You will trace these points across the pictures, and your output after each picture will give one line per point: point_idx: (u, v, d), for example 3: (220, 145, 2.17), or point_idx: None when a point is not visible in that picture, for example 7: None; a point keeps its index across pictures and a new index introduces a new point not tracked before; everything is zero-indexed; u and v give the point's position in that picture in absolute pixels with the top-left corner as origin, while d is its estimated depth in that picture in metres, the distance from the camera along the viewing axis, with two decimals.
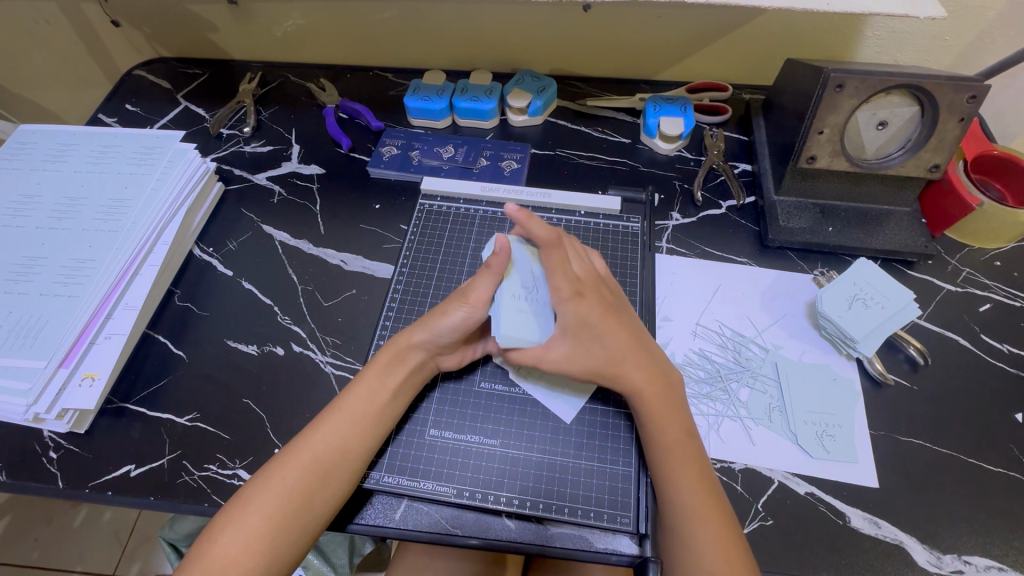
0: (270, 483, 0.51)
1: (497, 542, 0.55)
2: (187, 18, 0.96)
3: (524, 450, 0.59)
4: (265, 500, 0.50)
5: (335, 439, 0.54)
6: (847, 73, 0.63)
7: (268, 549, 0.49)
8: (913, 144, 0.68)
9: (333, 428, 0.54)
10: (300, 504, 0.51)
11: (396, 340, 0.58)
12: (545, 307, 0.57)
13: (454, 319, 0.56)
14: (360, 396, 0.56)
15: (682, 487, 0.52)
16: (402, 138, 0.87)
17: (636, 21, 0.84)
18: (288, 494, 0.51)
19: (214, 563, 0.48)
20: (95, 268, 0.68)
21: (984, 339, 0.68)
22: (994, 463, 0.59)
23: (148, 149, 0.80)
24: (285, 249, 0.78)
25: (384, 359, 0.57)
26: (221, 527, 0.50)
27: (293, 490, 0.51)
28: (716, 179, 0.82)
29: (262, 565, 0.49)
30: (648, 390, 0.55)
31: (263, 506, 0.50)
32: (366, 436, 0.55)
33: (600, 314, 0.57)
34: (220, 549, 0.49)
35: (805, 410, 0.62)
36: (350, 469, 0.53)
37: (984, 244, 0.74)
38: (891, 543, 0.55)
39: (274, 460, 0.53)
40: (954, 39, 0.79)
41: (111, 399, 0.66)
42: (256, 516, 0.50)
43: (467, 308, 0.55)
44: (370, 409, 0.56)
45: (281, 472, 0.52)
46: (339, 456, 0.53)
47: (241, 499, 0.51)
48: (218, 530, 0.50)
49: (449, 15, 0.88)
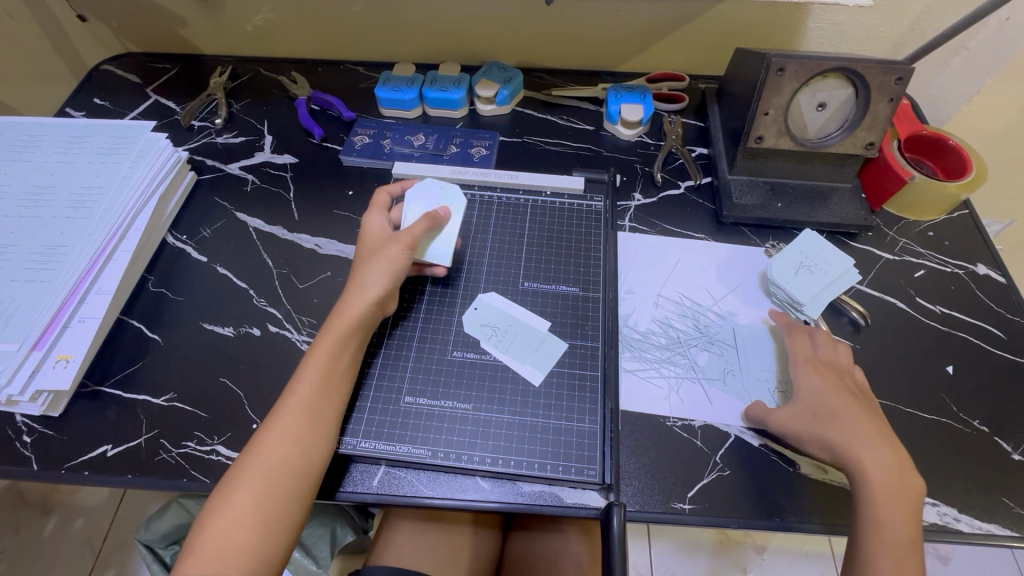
0: (253, 461, 0.53)
1: (473, 502, 0.58)
2: (155, 13, 0.96)
3: (496, 413, 0.62)
4: (251, 476, 0.52)
5: (305, 407, 0.55)
6: (787, 57, 0.68)
7: (260, 523, 0.50)
8: (849, 123, 0.73)
9: (304, 400, 0.55)
10: (284, 475, 0.52)
11: (342, 309, 0.61)
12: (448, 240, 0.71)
13: (387, 264, 0.62)
14: (321, 366, 0.57)
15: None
16: (374, 128, 0.89)
17: (596, 14, 0.89)
18: (270, 467, 0.52)
19: (215, 544, 0.49)
20: (67, 255, 0.69)
21: (919, 302, 0.73)
22: (927, 411, 0.65)
23: (118, 139, 0.80)
24: (259, 235, 0.79)
25: (333, 322, 0.60)
26: (211, 513, 0.51)
27: (275, 462, 0.52)
28: (675, 162, 0.87)
29: (262, 538, 0.50)
30: (897, 497, 0.53)
31: (250, 482, 0.51)
32: (334, 401, 0.57)
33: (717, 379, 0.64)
34: (214, 533, 0.50)
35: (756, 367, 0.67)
36: (326, 431, 0.56)
37: (918, 217, 0.81)
38: (838, 486, 0.60)
39: (254, 440, 0.55)
40: (886, 29, 0.86)
41: (86, 382, 0.66)
42: (245, 494, 0.51)
43: (403, 247, 0.63)
44: (334, 375, 0.58)
45: (261, 449, 0.53)
46: (307, 422, 0.55)
47: (227, 483, 0.52)
48: (210, 513, 0.51)
49: (417, 9, 0.91)
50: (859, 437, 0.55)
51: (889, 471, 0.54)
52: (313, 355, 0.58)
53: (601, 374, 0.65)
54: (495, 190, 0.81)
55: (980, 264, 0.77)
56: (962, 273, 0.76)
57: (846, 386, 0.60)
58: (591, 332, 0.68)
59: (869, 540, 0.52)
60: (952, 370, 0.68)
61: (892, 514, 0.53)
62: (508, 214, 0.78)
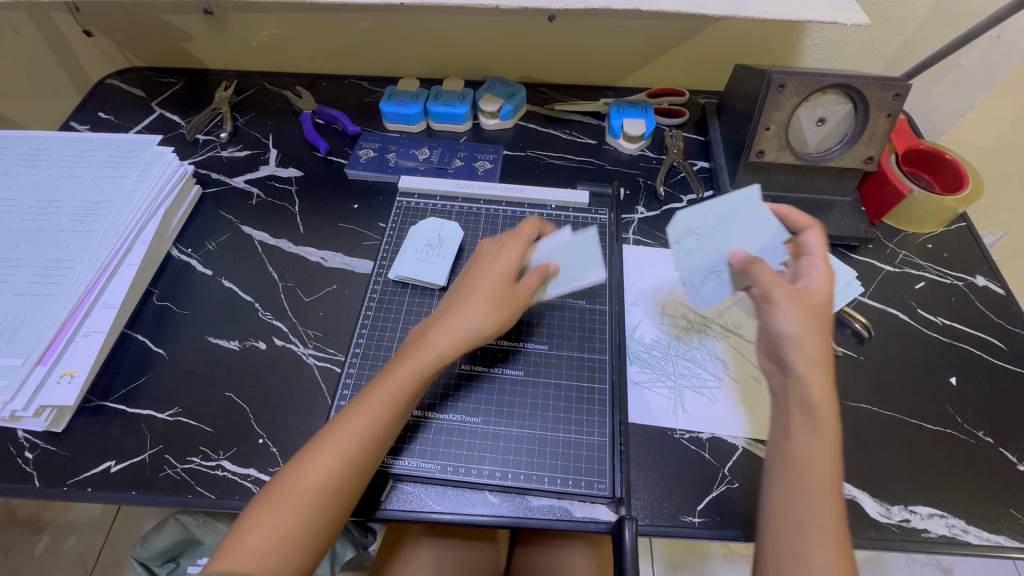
0: (285, 485, 0.50)
1: (482, 516, 0.58)
2: (161, 28, 0.97)
3: (505, 426, 0.62)
4: (285, 502, 0.49)
5: (356, 437, 0.52)
6: (787, 74, 0.69)
7: (295, 548, 0.48)
8: (848, 138, 0.74)
9: (360, 421, 0.53)
10: (326, 500, 0.50)
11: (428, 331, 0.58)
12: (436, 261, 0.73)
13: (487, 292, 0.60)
14: (378, 400, 0.54)
15: (819, 509, 0.49)
16: (378, 142, 0.90)
17: (598, 31, 0.91)
18: (326, 481, 0.50)
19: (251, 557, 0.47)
20: (72, 268, 0.69)
21: (920, 313, 0.74)
22: (932, 423, 0.65)
23: (125, 153, 0.81)
24: (264, 249, 0.79)
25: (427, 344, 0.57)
26: (252, 525, 0.48)
27: (314, 484, 0.50)
28: (677, 175, 0.88)
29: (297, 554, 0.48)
30: (822, 409, 0.53)
31: (282, 509, 0.49)
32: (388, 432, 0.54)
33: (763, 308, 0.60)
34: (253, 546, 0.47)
35: (717, 240, 0.66)
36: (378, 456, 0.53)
37: (917, 229, 0.82)
38: (845, 498, 0.60)
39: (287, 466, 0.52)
40: (881, 47, 0.88)
41: (89, 397, 0.66)
42: (273, 517, 0.48)
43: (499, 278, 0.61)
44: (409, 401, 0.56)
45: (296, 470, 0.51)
46: (358, 452, 0.52)
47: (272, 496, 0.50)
48: (237, 535, 0.48)
49: (421, 25, 0.92)
50: (815, 355, 0.55)
51: (825, 378, 0.54)
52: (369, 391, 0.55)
53: (609, 387, 0.65)
54: (500, 203, 0.82)
55: (978, 275, 0.78)
56: (961, 285, 0.77)
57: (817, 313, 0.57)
58: (598, 345, 0.68)
59: (799, 454, 0.52)
60: (955, 381, 0.68)
61: (824, 421, 0.53)
62: (514, 227, 0.79)
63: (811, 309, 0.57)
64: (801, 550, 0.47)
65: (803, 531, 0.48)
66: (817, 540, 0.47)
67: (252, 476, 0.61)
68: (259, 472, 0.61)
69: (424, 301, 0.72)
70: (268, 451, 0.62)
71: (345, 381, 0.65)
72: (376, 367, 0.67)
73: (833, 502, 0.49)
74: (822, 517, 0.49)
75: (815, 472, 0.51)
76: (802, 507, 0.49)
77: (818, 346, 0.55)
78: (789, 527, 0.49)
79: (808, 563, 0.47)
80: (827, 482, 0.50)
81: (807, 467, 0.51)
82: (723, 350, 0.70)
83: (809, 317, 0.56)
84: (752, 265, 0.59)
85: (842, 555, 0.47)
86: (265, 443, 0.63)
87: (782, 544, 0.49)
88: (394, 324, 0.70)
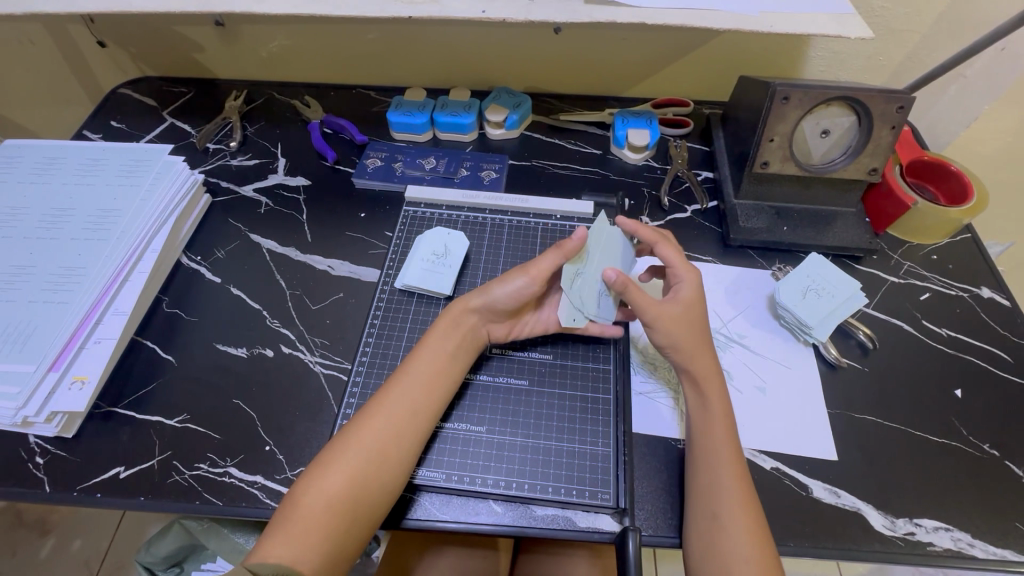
0: (322, 470, 0.54)
1: (486, 525, 0.58)
2: (173, 39, 0.99)
3: (509, 435, 0.62)
4: (322, 490, 0.52)
5: (387, 425, 0.56)
6: (791, 86, 0.70)
7: (337, 531, 0.52)
8: (852, 149, 0.75)
9: (380, 420, 0.56)
10: (362, 487, 0.53)
11: (453, 308, 0.64)
12: (441, 270, 0.74)
13: (514, 286, 0.63)
14: (402, 390, 0.58)
15: (723, 472, 0.55)
16: (386, 151, 0.91)
17: (604, 43, 0.92)
18: (350, 480, 0.53)
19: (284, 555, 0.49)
20: (84, 276, 0.70)
21: (925, 325, 0.74)
22: (937, 435, 0.65)
23: (137, 162, 0.82)
24: (272, 256, 0.80)
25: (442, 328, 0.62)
26: (282, 527, 0.51)
27: (348, 470, 0.53)
28: (681, 185, 0.88)
29: (329, 550, 0.51)
30: (710, 384, 0.60)
31: (320, 496, 0.52)
32: (419, 420, 0.58)
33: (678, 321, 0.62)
34: (283, 545, 0.50)
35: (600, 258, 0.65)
36: (412, 441, 0.57)
37: (922, 240, 0.82)
38: (849, 510, 0.60)
39: (320, 457, 0.55)
40: (885, 59, 0.89)
41: (99, 403, 0.66)
42: (315, 504, 0.52)
43: (528, 278, 0.63)
44: (425, 403, 0.58)
45: (329, 459, 0.54)
46: (393, 441, 0.56)
47: (297, 494, 0.53)
48: (271, 535, 0.51)
49: (428, 36, 0.93)
50: (694, 346, 0.61)
51: (708, 359, 0.61)
52: (393, 382, 0.59)
53: (613, 397, 0.65)
54: (505, 213, 0.83)
55: (984, 287, 0.78)
56: (966, 296, 0.77)
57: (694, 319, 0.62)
58: (603, 355, 0.68)
59: (698, 436, 0.58)
60: (960, 393, 0.68)
61: (712, 395, 0.59)
62: (519, 237, 0.80)
63: (680, 316, 0.61)
64: (715, 511, 0.53)
65: (715, 496, 0.54)
66: (725, 501, 0.54)
67: (259, 483, 0.61)
68: (266, 479, 0.61)
69: (429, 310, 0.72)
70: (274, 458, 0.63)
71: (351, 389, 0.66)
72: (382, 375, 0.67)
73: (734, 465, 0.56)
74: (725, 479, 0.55)
75: (715, 452, 0.57)
76: (710, 472, 0.56)
77: (695, 335, 0.62)
78: (705, 494, 0.55)
79: (721, 521, 0.53)
80: (726, 448, 0.57)
81: (709, 448, 0.57)
82: (641, 358, 0.69)
83: (682, 322, 0.61)
84: (627, 289, 0.60)
85: (748, 511, 0.53)
86: (272, 451, 0.63)
87: (700, 518, 0.54)
88: (400, 332, 0.70)
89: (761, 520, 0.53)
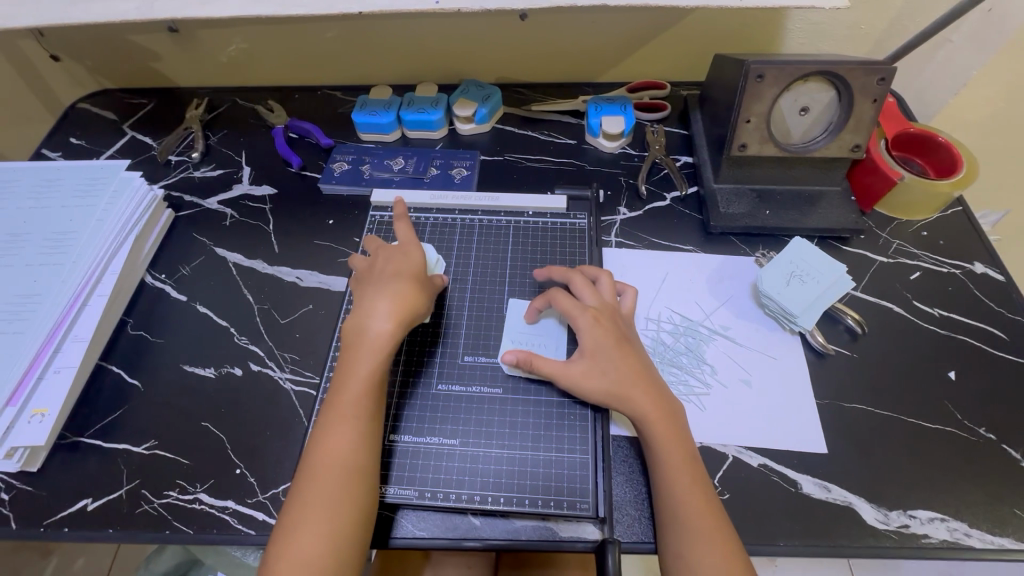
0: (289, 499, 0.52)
1: (464, 541, 0.56)
2: (127, 49, 0.95)
3: (484, 448, 0.60)
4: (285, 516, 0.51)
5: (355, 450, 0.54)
6: (766, 63, 0.66)
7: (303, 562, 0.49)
8: (834, 126, 0.71)
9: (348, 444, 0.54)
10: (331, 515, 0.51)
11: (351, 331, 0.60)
12: None
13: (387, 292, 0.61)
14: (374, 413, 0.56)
15: (690, 505, 0.52)
16: (353, 153, 0.88)
17: (572, 27, 0.88)
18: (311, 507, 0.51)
19: None
20: (41, 302, 0.68)
21: (916, 305, 0.71)
22: (931, 421, 0.62)
23: (92, 180, 0.79)
24: (239, 271, 0.78)
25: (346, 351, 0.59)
26: None
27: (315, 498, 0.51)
28: (660, 172, 0.85)
29: None
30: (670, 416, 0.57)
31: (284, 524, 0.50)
32: None
33: (614, 357, 0.59)
34: None
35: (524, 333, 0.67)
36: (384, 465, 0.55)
37: (912, 217, 0.79)
38: (841, 505, 0.58)
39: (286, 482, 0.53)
40: (868, 27, 0.85)
41: (64, 434, 0.65)
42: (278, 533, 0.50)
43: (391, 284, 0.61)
44: None
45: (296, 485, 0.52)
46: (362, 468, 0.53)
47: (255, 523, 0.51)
48: None
49: (390, 32, 0.90)
50: (625, 380, 0.58)
51: (647, 393, 0.57)
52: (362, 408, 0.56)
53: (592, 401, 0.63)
54: (477, 212, 0.80)
55: (977, 262, 0.75)
56: (959, 273, 0.74)
57: (622, 359, 0.59)
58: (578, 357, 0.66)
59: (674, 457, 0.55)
60: (954, 376, 0.66)
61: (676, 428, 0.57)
62: (491, 237, 0.77)
63: (595, 359, 0.59)
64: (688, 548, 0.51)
65: (689, 531, 0.51)
66: (703, 538, 0.51)
67: (230, 508, 0.59)
68: (237, 503, 0.60)
69: None
70: (245, 481, 0.61)
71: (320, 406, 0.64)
72: None
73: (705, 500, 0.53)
74: (701, 512, 0.52)
75: (688, 473, 0.54)
76: (679, 507, 0.52)
77: (624, 369, 0.58)
78: (682, 527, 0.52)
79: (692, 558, 0.50)
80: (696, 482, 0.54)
81: (683, 468, 0.54)
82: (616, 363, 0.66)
83: (596, 374, 0.58)
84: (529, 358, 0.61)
85: (725, 540, 0.51)
86: (243, 474, 0.61)
87: (683, 543, 0.51)
88: None
89: (735, 545, 0.51)
